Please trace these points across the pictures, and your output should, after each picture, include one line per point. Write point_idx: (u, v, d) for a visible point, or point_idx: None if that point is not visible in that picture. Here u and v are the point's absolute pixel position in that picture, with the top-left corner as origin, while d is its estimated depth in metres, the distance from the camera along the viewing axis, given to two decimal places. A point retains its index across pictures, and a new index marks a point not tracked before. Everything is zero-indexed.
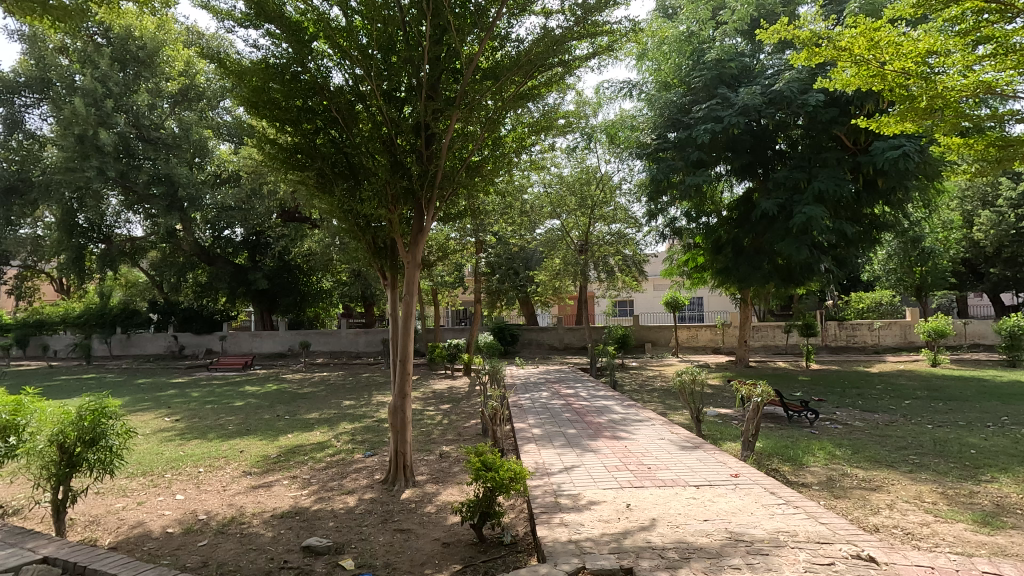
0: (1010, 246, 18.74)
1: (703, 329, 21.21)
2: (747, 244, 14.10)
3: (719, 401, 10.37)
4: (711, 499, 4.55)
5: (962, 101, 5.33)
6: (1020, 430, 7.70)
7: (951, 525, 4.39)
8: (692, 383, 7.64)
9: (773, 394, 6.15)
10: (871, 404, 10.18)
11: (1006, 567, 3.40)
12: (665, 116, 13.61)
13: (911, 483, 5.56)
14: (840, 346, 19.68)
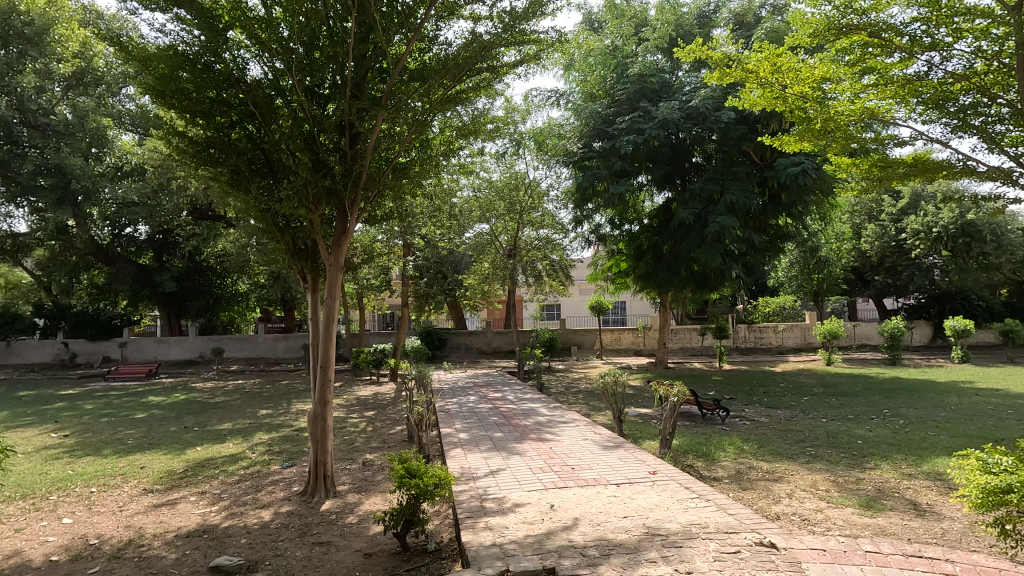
0: (891, 256, 20.88)
1: (626, 332, 22.03)
2: (666, 251, 14.85)
3: (640, 401, 10.80)
4: (630, 496, 4.73)
5: (849, 124, 5.85)
6: (899, 421, 8.60)
7: (841, 510, 4.82)
8: (614, 385, 7.92)
9: (688, 394, 6.49)
10: (776, 401, 10.99)
11: (885, 545, 3.77)
12: (590, 125, 14.04)
13: (808, 473, 6.06)
14: (749, 347, 21.11)
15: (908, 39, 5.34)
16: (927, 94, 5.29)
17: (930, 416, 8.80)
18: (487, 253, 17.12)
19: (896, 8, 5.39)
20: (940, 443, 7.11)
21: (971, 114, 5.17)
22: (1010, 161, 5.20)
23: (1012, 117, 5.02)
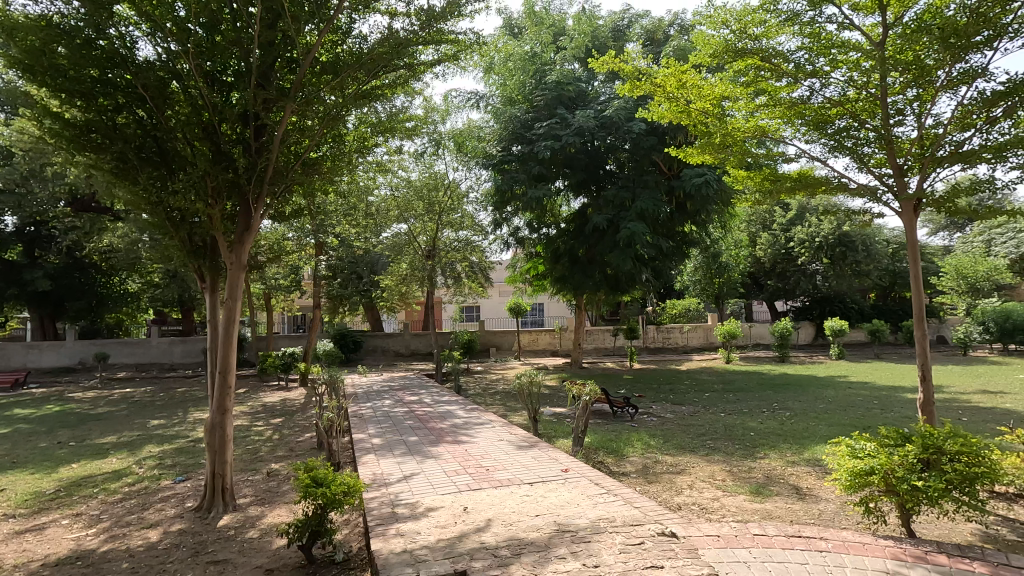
0: (781, 263, 22.84)
1: (544, 334, 22.45)
2: (581, 254, 15.32)
3: (555, 401, 11.05)
4: (543, 495, 4.83)
5: (744, 140, 6.34)
6: (786, 414, 9.41)
7: (735, 497, 5.20)
8: (530, 385, 8.06)
9: (599, 392, 6.73)
10: (680, 398, 11.66)
11: (770, 528, 4.11)
12: (509, 129, 14.21)
13: (707, 464, 6.47)
14: (658, 347, 22.25)
15: (793, 66, 5.87)
16: (809, 116, 5.84)
17: (811, 408, 9.71)
18: (405, 254, 16.81)
19: (783, 37, 5.92)
20: (820, 432, 7.86)
21: (844, 136, 5.76)
22: (876, 179, 5.85)
23: (877, 141, 5.64)
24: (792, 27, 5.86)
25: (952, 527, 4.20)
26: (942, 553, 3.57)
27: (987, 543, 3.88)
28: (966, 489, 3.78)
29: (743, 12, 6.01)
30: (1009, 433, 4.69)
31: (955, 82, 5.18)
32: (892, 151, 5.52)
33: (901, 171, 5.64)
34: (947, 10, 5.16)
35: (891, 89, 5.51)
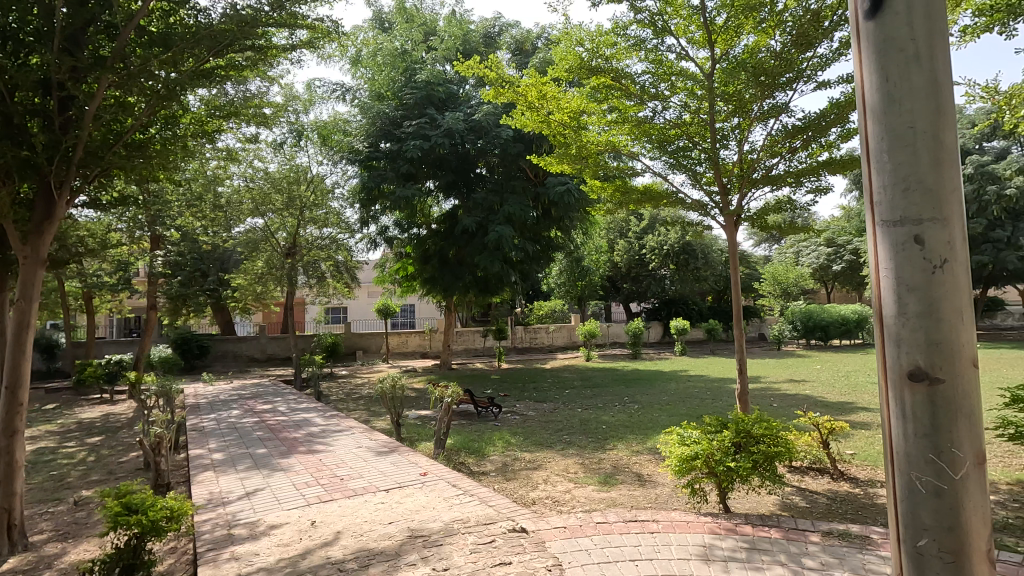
0: (635, 268, 24.90)
1: (413, 335, 22.10)
2: (451, 256, 15.33)
3: (421, 404, 10.92)
4: (399, 501, 4.72)
5: (597, 153, 6.78)
6: (634, 406, 10.24)
7: (584, 488, 5.53)
8: (392, 388, 7.85)
9: (462, 394, 6.77)
10: (543, 395, 12.16)
11: (612, 514, 4.43)
12: (377, 125, 13.79)
13: (562, 458, 6.81)
14: (525, 347, 23.02)
15: (639, 88, 6.39)
16: (653, 135, 6.39)
17: (655, 400, 10.68)
18: (260, 251, 15.49)
19: (631, 61, 6.43)
20: (661, 422, 8.66)
21: (682, 155, 6.40)
22: (706, 196, 6.57)
23: (708, 161, 6.32)
24: (639, 53, 6.39)
25: (759, 500, 4.85)
26: (749, 523, 4.10)
27: (784, 511, 4.54)
28: (767, 466, 4.40)
29: (596, 34, 6.45)
30: (803, 416, 5.52)
31: (766, 115, 5.99)
32: (719, 171, 6.24)
33: (726, 189, 6.39)
34: (760, 52, 5.93)
35: (718, 116, 6.22)
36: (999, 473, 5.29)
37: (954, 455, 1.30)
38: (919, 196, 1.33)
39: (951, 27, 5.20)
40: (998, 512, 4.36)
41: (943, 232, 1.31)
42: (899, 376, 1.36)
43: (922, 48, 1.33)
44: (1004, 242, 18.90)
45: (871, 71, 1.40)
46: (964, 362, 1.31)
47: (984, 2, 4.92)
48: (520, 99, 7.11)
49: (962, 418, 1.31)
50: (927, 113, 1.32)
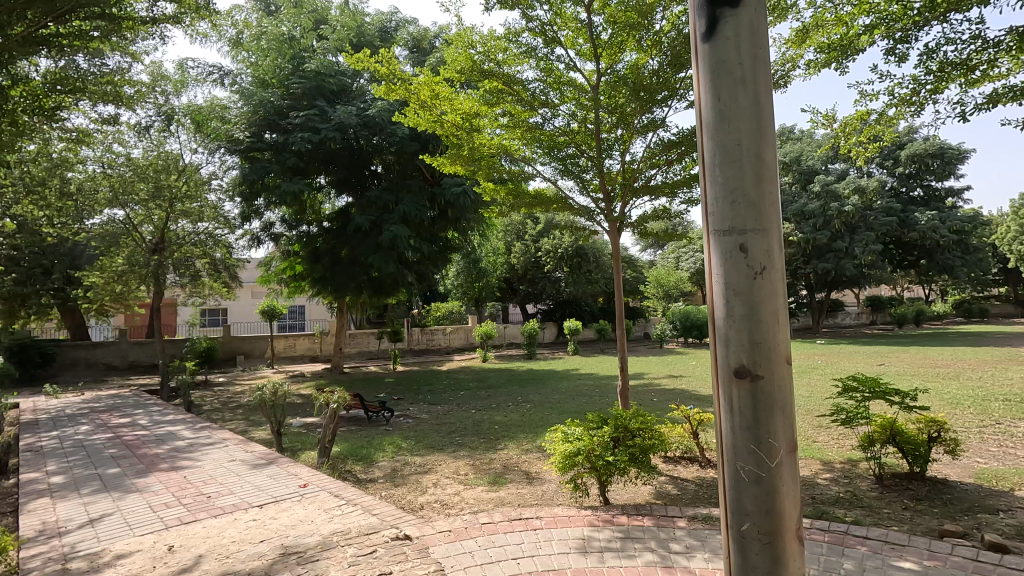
0: (531, 270, 25.50)
1: (301, 338, 20.88)
2: (343, 255, 14.68)
3: (307, 411, 10.32)
4: (273, 517, 4.41)
5: (490, 155, 6.83)
6: (527, 406, 10.45)
7: (473, 489, 5.53)
8: (273, 396, 7.29)
9: (349, 398, 6.49)
10: (438, 398, 12.03)
11: (498, 514, 4.46)
12: (260, 114, 12.87)
13: (453, 461, 6.77)
14: (422, 349, 22.67)
15: (530, 95, 6.53)
16: (543, 141, 6.56)
17: (547, 399, 10.98)
18: (120, 246, 13.85)
19: (523, 67, 6.56)
20: (552, 420, 8.91)
21: (570, 162, 6.63)
22: (592, 202, 6.85)
23: (595, 169, 6.59)
24: (530, 60, 6.53)
25: (636, 490, 5.14)
26: (625, 514, 4.33)
27: (657, 499, 4.85)
28: (642, 458, 4.68)
29: (489, 38, 6.51)
30: (677, 409, 5.94)
31: (645, 128, 6.39)
32: (604, 179, 6.55)
33: (610, 197, 6.72)
34: (643, 68, 6.27)
35: (603, 127, 6.52)
36: (833, 453, 6.06)
37: (771, 444, 1.47)
38: (744, 209, 1.47)
39: (799, 60, 5.87)
40: (831, 488, 4.98)
41: (764, 242, 1.46)
42: (729, 374, 1.50)
43: (748, 72, 1.47)
44: (843, 251, 21.77)
45: (707, 92, 1.52)
46: (779, 360, 1.48)
47: (824, 40, 5.61)
48: (412, 96, 6.99)
49: (777, 410, 1.48)
50: (751, 133, 1.47)
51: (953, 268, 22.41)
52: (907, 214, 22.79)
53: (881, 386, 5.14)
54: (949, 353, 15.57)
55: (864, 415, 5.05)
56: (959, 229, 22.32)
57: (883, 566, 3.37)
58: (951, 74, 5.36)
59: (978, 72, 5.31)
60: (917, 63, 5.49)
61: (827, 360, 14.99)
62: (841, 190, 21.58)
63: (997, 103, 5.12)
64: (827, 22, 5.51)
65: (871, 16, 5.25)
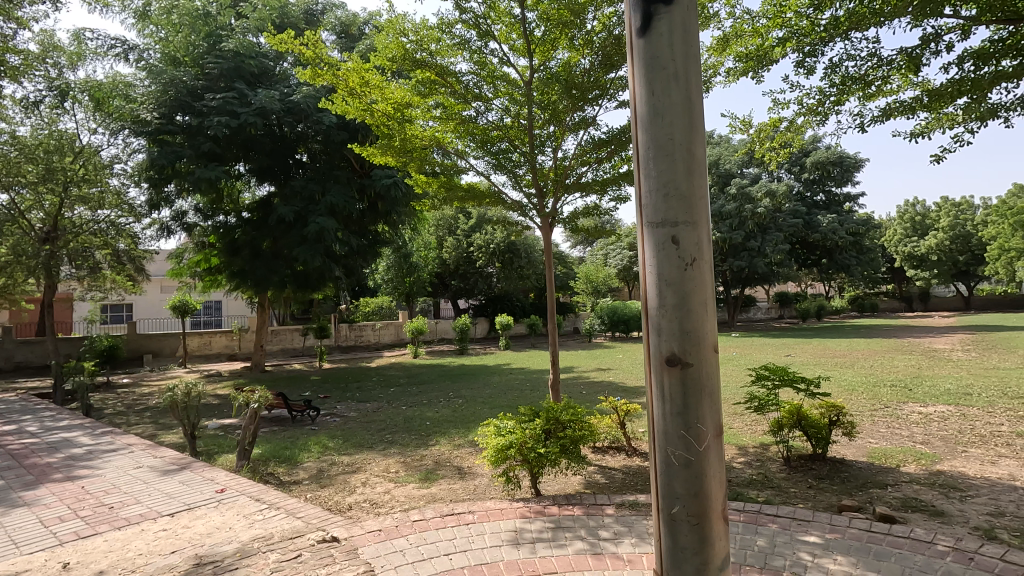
0: (463, 265, 25.36)
1: (218, 335, 19.64)
2: (264, 248, 13.91)
3: (223, 412, 9.72)
4: (186, 525, 4.11)
5: (423, 148, 6.69)
6: (459, 401, 10.38)
7: (404, 487, 5.43)
8: (186, 397, 6.79)
9: (271, 398, 6.17)
10: (367, 395, 11.70)
11: (429, 510, 4.40)
12: (171, 95, 11.89)
13: (383, 458, 6.61)
14: (350, 345, 22.02)
15: (463, 88, 6.47)
16: (477, 135, 6.53)
17: (480, 394, 10.98)
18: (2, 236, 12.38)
19: (456, 59, 6.48)
20: (484, 415, 8.91)
21: (504, 157, 6.63)
22: (525, 197, 6.90)
23: (527, 165, 6.63)
24: (463, 52, 6.47)
25: (566, 480, 5.25)
26: (556, 504, 4.41)
27: (587, 488, 4.98)
28: (573, 449, 4.77)
29: (421, 27, 6.38)
30: (606, 401, 6.11)
31: (577, 126, 6.50)
32: (536, 175, 6.60)
33: (542, 193, 6.78)
34: (575, 67, 6.38)
35: (536, 123, 6.56)
36: (747, 438, 6.47)
37: (699, 429, 1.53)
38: (675, 202, 1.52)
39: (720, 67, 6.18)
40: (745, 471, 5.32)
41: (694, 235, 1.52)
42: (660, 363, 1.56)
43: (681, 69, 1.51)
44: (756, 250, 23.24)
45: (642, 87, 1.56)
46: (706, 348, 1.54)
47: (742, 50, 5.96)
48: (340, 83, 6.76)
49: (705, 397, 1.54)
50: (683, 129, 1.52)
51: (850, 266, 24.56)
52: (811, 216, 24.71)
53: (789, 375, 5.53)
54: (845, 344, 17.07)
55: (775, 402, 5.41)
56: (855, 232, 24.47)
57: (791, 541, 3.63)
58: (851, 88, 5.85)
59: (874, 87, 5.81)
60: (823, 76, 5.93)
61: (742, 352, 15.99)
62: (755, 192, 23.05)
63: (890, 115, 5.62)
64: (745, 33, 5.85)
65: (784, 29, 5.61)
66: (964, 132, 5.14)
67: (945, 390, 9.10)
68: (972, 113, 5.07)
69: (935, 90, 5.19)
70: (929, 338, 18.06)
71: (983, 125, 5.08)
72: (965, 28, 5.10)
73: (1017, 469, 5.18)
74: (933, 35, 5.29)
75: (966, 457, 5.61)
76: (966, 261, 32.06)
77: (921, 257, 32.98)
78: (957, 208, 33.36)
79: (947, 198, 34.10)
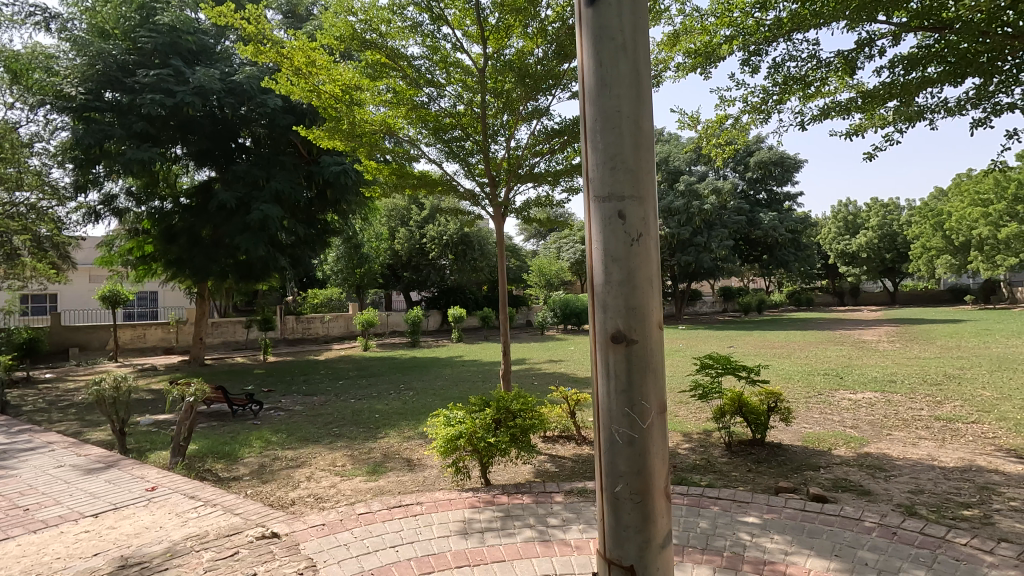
0: (415, 257, 24.95)
1: (153, 328, 18.59)
2: (204, 235, 13.23)
3: (157, 407, 9.20)
4: (110, 526, 3.85)
5: (373, 134, 6.46)
6: (409, 393, 10.24)
7: (351, 480, 5.28)
8: (114, 391, 6.36)
9: (208, 391, 5.85)
10: (314, 388, 11.35)
11: (375, 503, 4.29)
12: (99, 69, 11.07)
13: (329, 452, 6.42)
14: (296, 338, 21.38)
15: (415, 72, 6.32)
16: (428, 122, 6.39)
17: (431, 386, 10.85)
18: None
19: (408, 42, 6.32)
20: (434, 407, 8.81)
21: (456, 146, 6.55)
22: (477, 186, 6.82)
23: (480, 154, 6.55)
24: (415, 36, 6.30)
25: (516, 470, 5.25)
26: (505, 493, 4.40)
27: (537, 477, 4.99)
28: (523, 438, 4.77)
29: (371, 7, 6.18)
30: (556, 391, 6.13)
31: (530, 116, 6.44)
32: (489, 164, 6.53)
33: (495, 182, 6.72)
34: (529, 57, 6.33)
35: (489, 112, 6.46)
36: (691, 425, 6.67)
37: (643, 406, 1.53)
38: (623, 176, 1.51)
39: (670, 62, 6.29)
40: (690, 457, 5.47)
41: (640, 211, 1.51)
42: (605, 340, 1.54)
43: (628, 41, 1.49)
44: (702, 245, 23.97)
45: (589, 57, 1.53)
46: (652, 326, 1.53)
47: (690, 47, 6.08)
48: (285, 62, 6.48)
49: (649, 374, 1.54)
50: (630, 102, 1.50)
51: (789, 262, 25.73)
52: (754, 214, 25.71)
53: (732, 363, 5.71)
54: (783, 336, 17.93)
55: (718, 389, 5.58)
56: (793, 229, 25.65)
57: (731, 522, 3.75)
58: (792, 88, 6.07)
59: (813, 88, 6.04)
60: (766, 75, 6.12)
61: (688, 343, 16.49)
62: (702, 189, 23.86)
63: (828, 115, 5.87)
64: (694, 30, 5.95)
65: (730, 28, 5.75)
66: (894, 132, 5.42)
67: (871, 377, 9.69)
68: (901, 115, 5.36)
69: (867, 92, 5.44)
70: (858, 330, 19.22)
71: (911, 126, 5.38)
72: (895, 34, 5.37)
73: (935, 450, 5.57)
74: (867, 40, 5.56)
75: (890, 440, 5.99)
76: (892, 258, 34.23)
77: (852, 255, 34.94)
78: (884, 208, 35.54)
79: (876, 199, 36.27)
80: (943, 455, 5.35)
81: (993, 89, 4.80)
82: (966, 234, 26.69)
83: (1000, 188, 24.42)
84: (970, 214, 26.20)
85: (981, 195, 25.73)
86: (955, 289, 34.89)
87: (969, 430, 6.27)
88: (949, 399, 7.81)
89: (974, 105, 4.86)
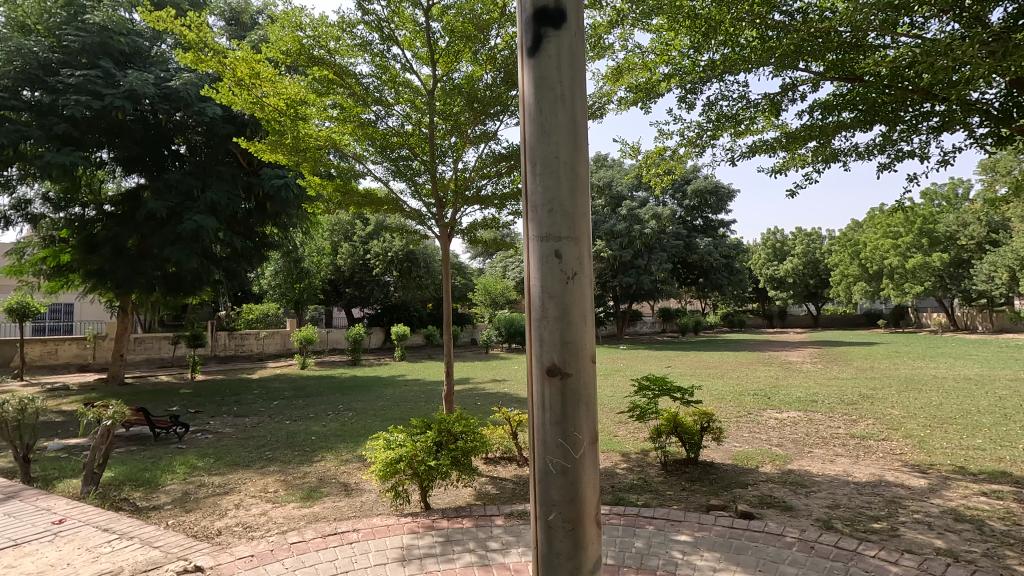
0: (359, 272, 24.40)
1: (66, 343, 17.21)
2: (130, 245, 12.43)
3: (69, 431, 8.50)
4: (9, 565, 3.52)
5: (317, 148, 6.32)
6: (348, 414, 9.95)
7: (283, 507, 5.06)
8: (19, 414, 5.80)
9: (129, 414, 5.44)
10: (246, 409, 10.81)
11: (308, 531, 4.12)
12: (18, 66, 10.22)
13: (261, 477, 6.14)
14: (228, 355, 20.45)
15: (363, 90, 6.26)
16: (375, 140, 6.30)
17: (371, 406, 10.59)
18: None
19: (356, 60, 6.31)
20: (374, 429, 8.60)
21: (403, 164, 6.47)
22: (424, 206, 6.82)
23: (427, 173, 6.54)
24: (364, 53, 6.30)
25: (457, 493, 5.20)
26: (445, 517, 4.35)
27: (477, 500, 4.97)
28: (464, 461, 4.74)
29: (321, 23, 6.14)
30: (499, 411, 6.10)
31: (478, 139, 6.54)
32: (436, 185, 6.54)
33: (441, 203, 6.77)
34: (478, 81, 6.41)
35: (437, 133, 6.50)
36: (629, 445, 6.84)
37: (575, 437, 1.60)
38: (560, 218, 1.59)
39: (613, 95, 6.55)
40: (627, 477, 5.61)
41: (576, 250, 1.60)
42: (542, 373, 1.61)
43: (566, 91, 1.60)
44: (643, 267, 24.86)
45: (531, 106, 1.62)
46: (585, 359, 1.61)
47: (634, 82, 6.34)
48: (227, 71, 6.26)
49: (583, 406, 1.61)
50: (568, 147, 1.59)
51: (723, 286, 27.11)
52: (691, 239, 26.96)
53: (667, 385, 5.90)
54: (717, 356, 18.80)
55: (655, 410, 5.74)
56: (727, 254, 27.05)
57: (665, 541, 3.87)
58: (724, 125, 6.48)
59: (743, 126, 6.46)
60: (701, 112, 6.50)
61: (628, 364, 16.98)
62: (643, 214, 24.69)
63: (756, 152, 6.29)
64: (635, 66, 6.29)
65: (669, 65, 6.11)
66: (813, 171, 5.88)
67: (796, 397, 10.28)
68: (820, 154, 5.85)
69: (791, 133, 5.88)
70: (784, 351, 20.44)
71: (827, 166, 5.86)
72: (815, 81, 5.85)
73: (850, 466, 5.98)
74: (790, 84, 6.00)
75: (811, 457, 6.37)
76: (815, 283, 36.68)
77: (779, 280, 37.24)
78: (808, 237, 38.23)
79: (801, 229, 38.99)
80: (857, 471, 5.74)
81: (896, 136, 5.31)
82: (878, 263, 29.05)
83: (908, 222, 26.80)
84: (882, 245, 28.46)
85: (892, 227, 27.86)
86: (870, 313, 37.76)
87: (880, 446, 6.78)
88: (863, 418, 8.38)
89: (880, 150, 5.36)
